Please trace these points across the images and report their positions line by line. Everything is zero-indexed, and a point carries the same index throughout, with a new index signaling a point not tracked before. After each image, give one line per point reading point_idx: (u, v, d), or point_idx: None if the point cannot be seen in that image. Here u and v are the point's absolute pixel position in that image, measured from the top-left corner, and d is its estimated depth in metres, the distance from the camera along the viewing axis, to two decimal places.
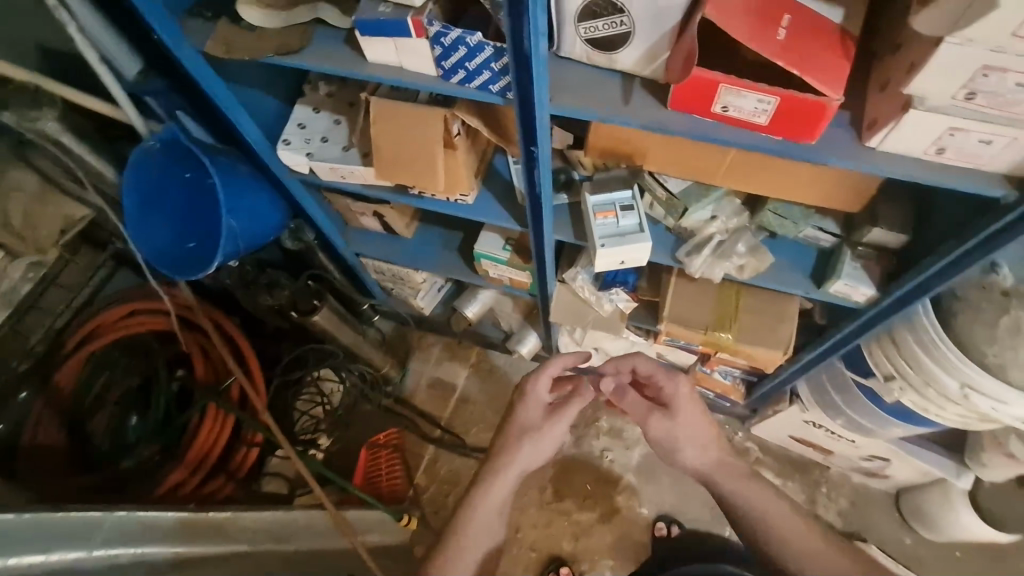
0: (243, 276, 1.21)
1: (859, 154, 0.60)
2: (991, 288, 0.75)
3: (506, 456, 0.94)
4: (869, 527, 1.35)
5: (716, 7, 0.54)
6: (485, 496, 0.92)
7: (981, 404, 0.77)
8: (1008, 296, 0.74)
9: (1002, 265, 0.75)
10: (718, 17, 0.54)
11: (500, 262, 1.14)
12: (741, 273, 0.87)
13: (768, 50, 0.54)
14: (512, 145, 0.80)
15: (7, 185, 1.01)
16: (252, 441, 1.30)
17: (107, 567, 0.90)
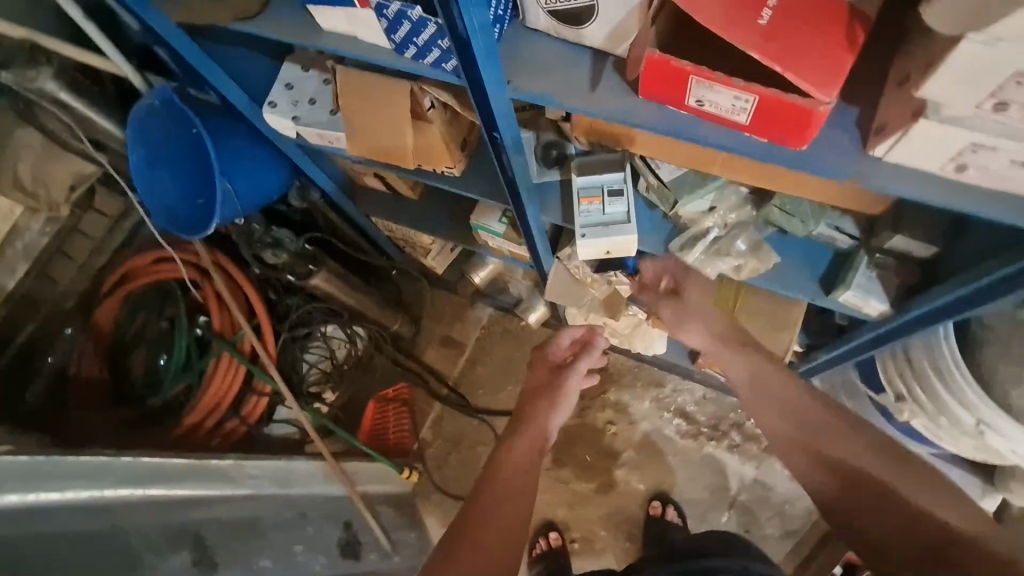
0: (249, 234, 1.23)
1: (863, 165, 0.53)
2: None
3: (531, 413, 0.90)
4: None
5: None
6: (515, 449, 0.82)
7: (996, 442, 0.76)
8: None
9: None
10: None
11: (497, 234, 1.08)
12: (737, 272, 0.79)
13: (743, 40, 0.44)
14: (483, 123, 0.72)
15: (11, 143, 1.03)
16: (261, 391, 1.37)
17: (116, 505, 0.99)
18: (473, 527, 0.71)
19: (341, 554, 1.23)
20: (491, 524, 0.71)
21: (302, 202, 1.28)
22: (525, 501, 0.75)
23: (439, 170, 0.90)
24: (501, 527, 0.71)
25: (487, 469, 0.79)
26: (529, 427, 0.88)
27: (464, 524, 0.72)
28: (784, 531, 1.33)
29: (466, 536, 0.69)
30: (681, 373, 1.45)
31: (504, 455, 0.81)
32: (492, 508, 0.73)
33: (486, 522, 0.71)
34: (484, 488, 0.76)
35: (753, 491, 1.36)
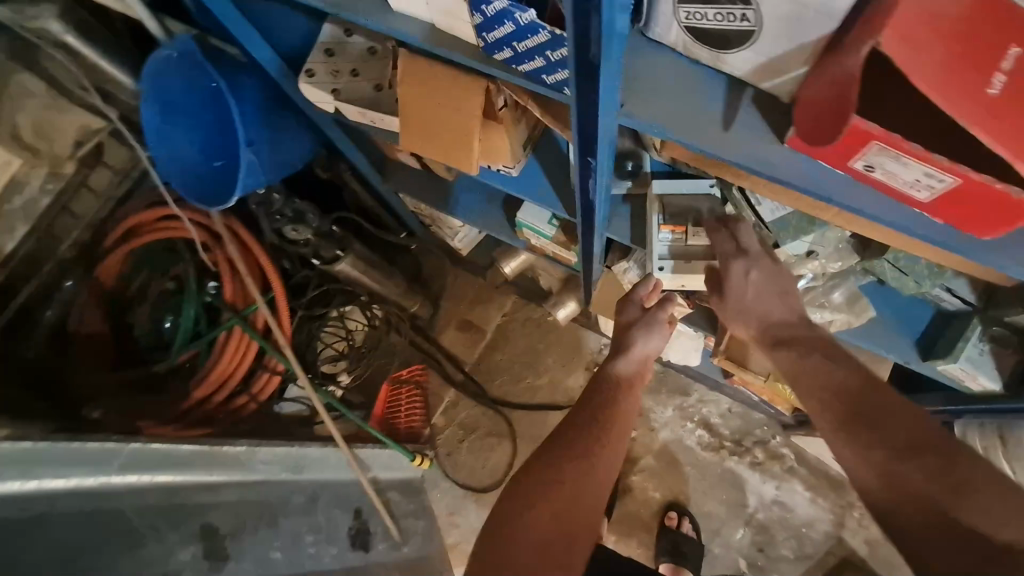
0: (267, 205, 1.12)
1: None
2: None
3: (611, 390, 0.80)
4: (888, 562, 1.28)
5: (897, 32, 0.34)
6: (594, 404, 0.79)
7: None
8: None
9: None
10: (903, 59, 0.34)
11: (544, 236, 0.99)
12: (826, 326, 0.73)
13: (975, 120, 0.35)
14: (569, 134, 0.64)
15: (13, 90, 0.97)
16: (274, 368, 1.30)
17: (125, 492, 0.93)
18: (539, 490, 0.68)
19: (351, 544, 1.19)
20: (566, 488, 0.68)
21: (327, 173, 1.20)
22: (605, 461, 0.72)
23: (496, 167, 0.80)
24: (574, 497, 0.68)
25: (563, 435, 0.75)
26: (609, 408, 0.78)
27: (532, 483, 0.69)
28: (798, 555, 1.31)
29: (536, 483, 0.69)
30: (709, 383, 1.40)
31: (594, 432, 0.75)
32: (564, 472, 0.70)
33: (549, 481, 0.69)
34: (566, 459, 0.71)
35: (770, 511, 1.34)
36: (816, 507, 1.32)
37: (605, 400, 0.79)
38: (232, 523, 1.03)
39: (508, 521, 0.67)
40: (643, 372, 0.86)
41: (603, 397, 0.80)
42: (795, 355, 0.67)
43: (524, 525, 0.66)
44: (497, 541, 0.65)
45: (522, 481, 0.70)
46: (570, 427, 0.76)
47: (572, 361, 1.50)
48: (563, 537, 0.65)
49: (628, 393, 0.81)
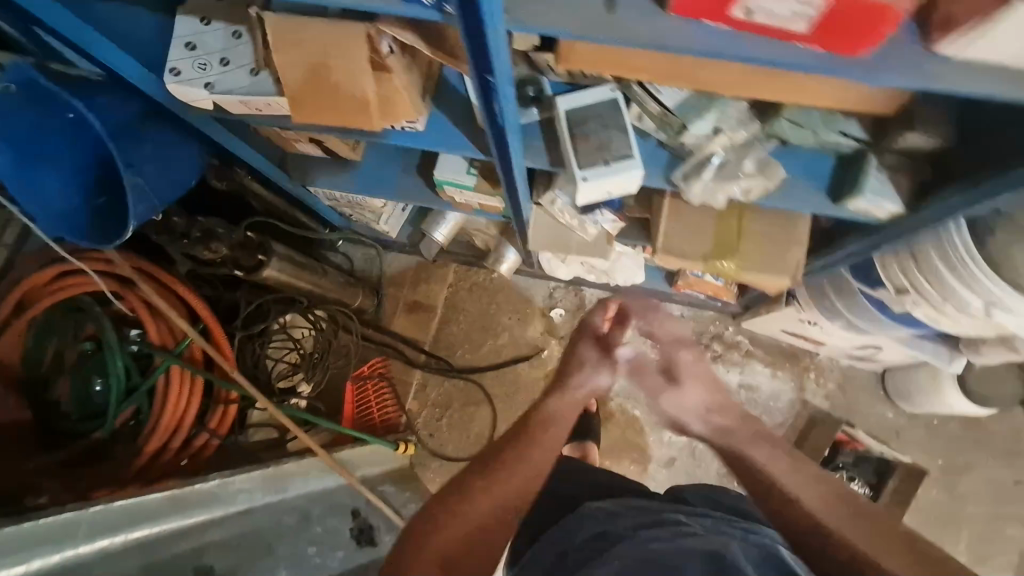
0: (172, 230, 1.06)
1: (931, 71, 0.49)
2: None
3: (536, 424, 0.93)
4: (853, 409, 1.38)
5: None
6: (528, 434, 0.92)
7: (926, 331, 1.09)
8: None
9: None
10: None
11: (466, 188, 0.99)
12: (747, 196, 0.74)
13: None
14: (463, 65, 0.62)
15: None
16: (226, 398, 1.22)
17: (97, 558, 0.88)
18: (463, 497, 0.82)
19: (358, 543, 1.18)
20: (488, 494, 0.82)
21: (227, 183, 1.12)
22: (531, 477, 0.86)
23: (398, 125, 0.79)
24: (493, 499, 0.82)
25: (496, 454, 0.89)
26: (542, 436, 0.91)
27: (453, 497, 0.82)
28: (773, 426, 1.39)
29: (466, 492, 0.82)
30: (657, 297, 1.47)
31: (521, 445, 0.90)
32: (483, 490, 0.83)
33: (478, 489, 0.82)
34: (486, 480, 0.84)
35: (739, 394, 1.42)
36: (777, 379, 1.42)
37: (532, 427, 0.93)
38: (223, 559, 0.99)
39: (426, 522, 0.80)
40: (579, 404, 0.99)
41: (539, 424, 0.94)
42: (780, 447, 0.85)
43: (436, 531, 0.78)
44: (414, 550, 0.76)
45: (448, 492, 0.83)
46: (500, 443, 0.91)
47: (526, 311, 1.52)
48: (480, 537, 0.78)
49: (557, 424, 0.94)
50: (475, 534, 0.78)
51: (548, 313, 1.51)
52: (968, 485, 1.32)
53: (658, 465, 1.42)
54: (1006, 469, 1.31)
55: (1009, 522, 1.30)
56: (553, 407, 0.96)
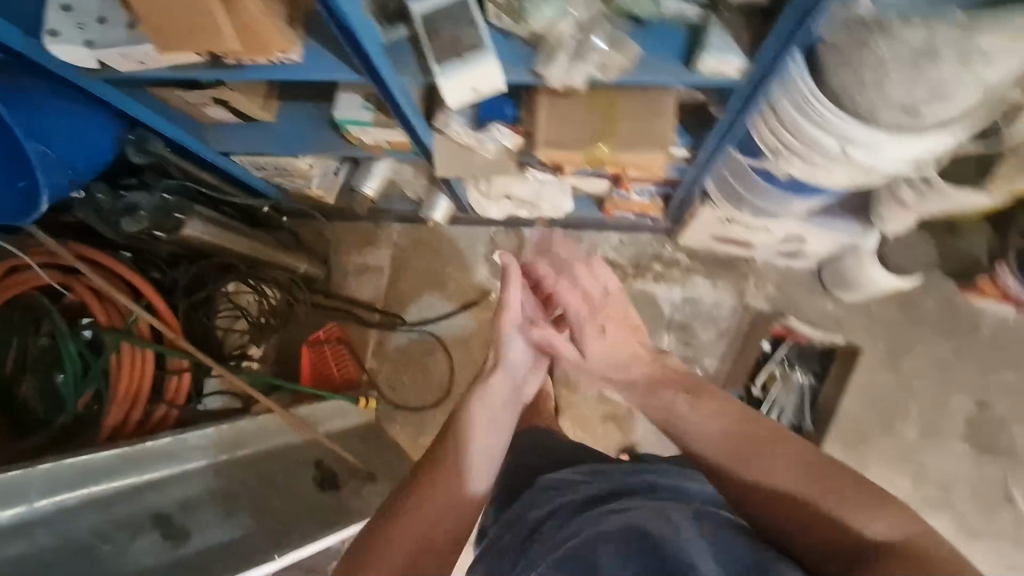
0: (94, 206, 1.09)
1: None
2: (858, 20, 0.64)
3: (464, 425, 0.94)
4: (794, 306, 1.41)
5: None
6: (461, 437, 0.92)
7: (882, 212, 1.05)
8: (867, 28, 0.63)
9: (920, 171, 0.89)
10: None
11: (367, 125, 1.02)
12: (606, 73, 0.77)
13: None
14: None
15: None
16: (178, 367, 1.26)
17: (54, 514, 0.94)
18: (402, 511, 0.80)
19: (320, 488, 1.21)
20: (427, 507, 0.81)
21: (145, 157, 1.14)
22: (468, 480, 0.86)
23: (273, 58, 0.83)
24: (434, 510, 0.81)
25: (430, 461, 0.88)
26: (472, 438, 0.92)
27: (398, 506, 0.81)
28: (719, 334, 1.42)
29: (403, 506, 0.81)
30: (593, 226, 1.50)
31: (455, 450, 0.90)
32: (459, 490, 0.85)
33: (414, 501, 0.81)
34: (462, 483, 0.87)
35: (683, 309, 1.45)
36: (718, 289, 1.45)
37: (463, 430, 0.93)
38: (182, 506, 1.06)
39: (401, 517, 0.81)
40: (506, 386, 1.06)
41: (470, 426, 0.94)
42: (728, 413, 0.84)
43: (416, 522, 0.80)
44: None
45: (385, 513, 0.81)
46: (435, 451, 0.91)
47: (470, 259, 1.55)
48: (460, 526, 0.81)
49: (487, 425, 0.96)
50: (456, 528, 0.80)
51: (491, 257, 1.54)
52: (912, 363, 1.35)
53: None
54: (946, 343, 1.35)
55: (955, 393, 1.33)
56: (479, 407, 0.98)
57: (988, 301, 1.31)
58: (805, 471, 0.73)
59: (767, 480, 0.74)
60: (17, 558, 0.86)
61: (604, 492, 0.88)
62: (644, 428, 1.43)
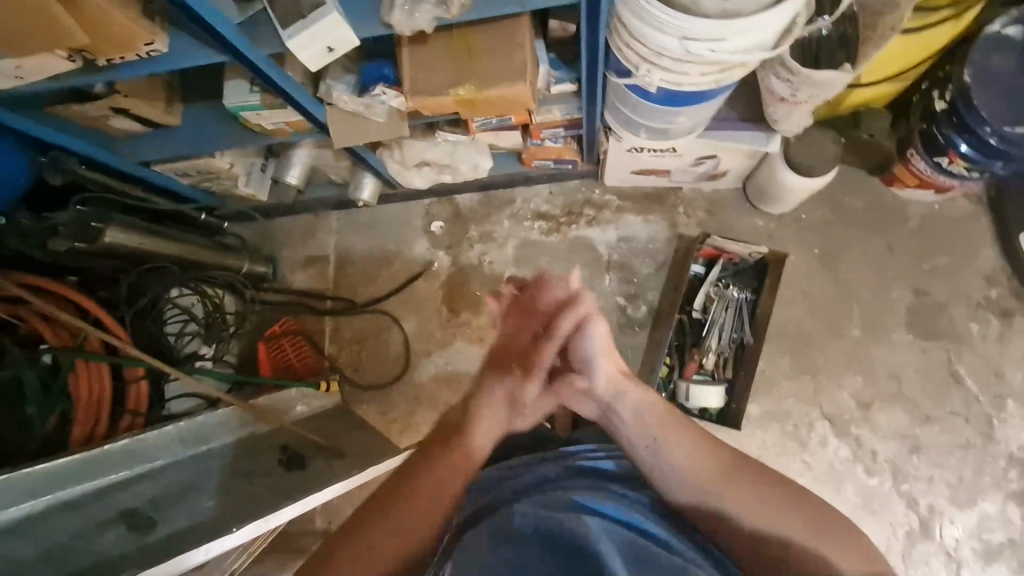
0: (18, 230, 1.13)
1: None
2: None
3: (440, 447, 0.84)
4: (726, 226, 1.42)
5: None
6: (433, 462, 0.82)
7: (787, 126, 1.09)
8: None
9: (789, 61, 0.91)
10: None
11: (258, 108, 1.05)
12: (449, 10, 0.79)
13: None
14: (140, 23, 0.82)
15: None
16: (136, 375, 1.30)
17: (27, 519, 0.99)
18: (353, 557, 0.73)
19: (288, 468, 1.22)
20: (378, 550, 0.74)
21: (62, 176, 1.18)
22: (429, 516, 0.77)
23: (141, 51, 0.86)
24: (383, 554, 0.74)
25: (387, 489, 0.80)
26: (442, 462, 0.83)
27: (350, 542, 0.75)
28: (656, 266, 1.44)
29: (354, 545, 0.74)
30: (521, 182, 1.53)
31: (423, 483, 0.80)
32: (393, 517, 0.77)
33: (366, 539, 0.75)
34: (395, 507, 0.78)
35: (621, 248, 1.47)
36: (650, 223, 1.46)
37: (434, 460, 0.83)
38: (150, 499, 1.08)
39: (328, 559, 0.73)
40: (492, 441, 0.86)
41: (439, 460, 0.82)
42: (687, 439, 0.85)
43: (343, 564, 0.73)
44: None
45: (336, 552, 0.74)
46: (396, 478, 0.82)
47: (410, 234, 1.58)
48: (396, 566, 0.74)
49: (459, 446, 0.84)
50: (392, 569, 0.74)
51: (429, 228, 1.57)
52: (847, 263, 1.37)
53: None
54: (875, 238, 1.37)
55: (893, 285, 1.36)
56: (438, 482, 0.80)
57: (909, 189, 1.34)
58: (781, 502, 0.79)
59: (739, 500, 0.79)
60: None
61: (531, 479, 0.84)
62: None
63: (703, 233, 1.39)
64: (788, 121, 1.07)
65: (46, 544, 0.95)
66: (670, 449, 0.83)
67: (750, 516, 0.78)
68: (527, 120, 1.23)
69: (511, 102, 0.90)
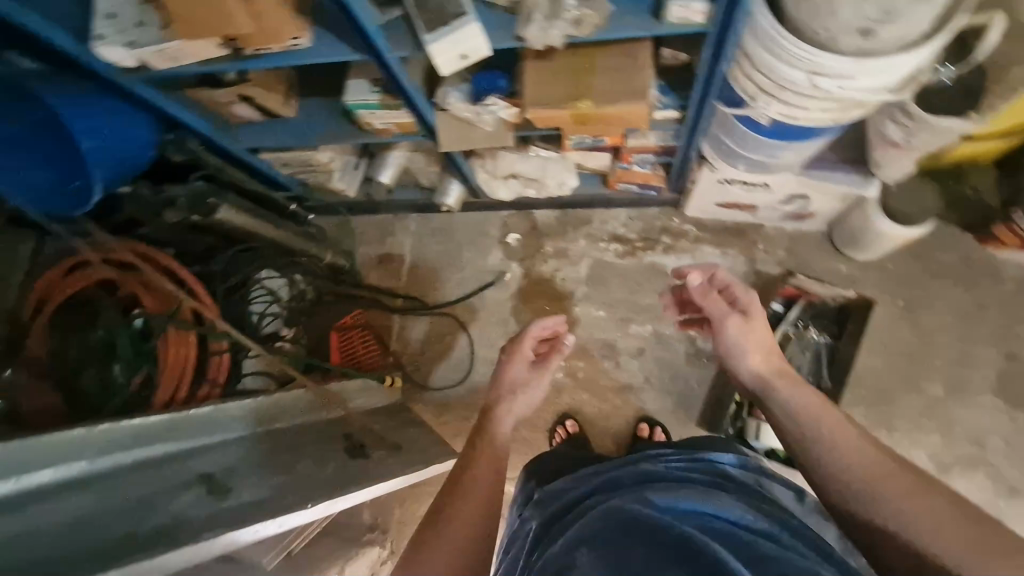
0: (140, 200, 1.21)
1: None
2: None
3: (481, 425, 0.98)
4: (807, 268, 1.40)
5: None
6: (484, 442, 0.95)
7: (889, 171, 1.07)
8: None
9: (911, 106, 0.90)
10: None
11: (374, 107, 1.11)
12: (580, 29, 0.83)
13: None
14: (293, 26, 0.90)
15: None
16: (219, 348, 1.37)
17: (109, 472, 1.02)
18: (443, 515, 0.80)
19: (350, 455, 1.25)
20: (466, 510, 0.81)
21: (183, 154, 1.25)
22: (498, 481, 0.87)
23: (285, 45, 0.93)
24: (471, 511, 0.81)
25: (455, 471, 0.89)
26: (492, 440, 0.95)
27: (444, 508, 0.82)
28: None
29: (446, 508, 0.82)
30: (601, 204, 1.55)
31: (475, 454, 0.92)
32: (453, 517, 0.80)
33: (454, 501, 0.83)
34: (453, 507, 0.81)
35: None
36: (728, 257, 1.45)
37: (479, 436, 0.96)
38: (225, 467, 1.12)
39: (429, 529, 0.79)
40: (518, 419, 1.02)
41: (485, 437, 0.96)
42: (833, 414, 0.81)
43: (447, 527, 0.79)
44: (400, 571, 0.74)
45: (433, 518, 0.81)
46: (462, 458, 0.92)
47: (485, 242, 1.62)
48: (482, 533, 0.79)
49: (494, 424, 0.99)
50: (482, 524, 0.80)
51: (505, 240, 1.60)
52: (934, 318, 1.33)
53: (628, 357, 1.48)
54: (966, 295, 1.33)
55: (983, 346, 1.31)
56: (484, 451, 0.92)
57: (1010, 250, 1.29)
58: (925, 487, 0.69)
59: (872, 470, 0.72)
60: (86, 508, 0.92)
61: (612, 483, 0.85)
62: (661, 396, 1.46)
63: (787, 272, 1.39)
64: (889, 166, 1.06)
65: (131, 495, 0.98)
66: (833, 438, 0.77)
67: (932, 521, 0.65)
68: (620, 143, 1.25)
69: (627, 117, 0.92)
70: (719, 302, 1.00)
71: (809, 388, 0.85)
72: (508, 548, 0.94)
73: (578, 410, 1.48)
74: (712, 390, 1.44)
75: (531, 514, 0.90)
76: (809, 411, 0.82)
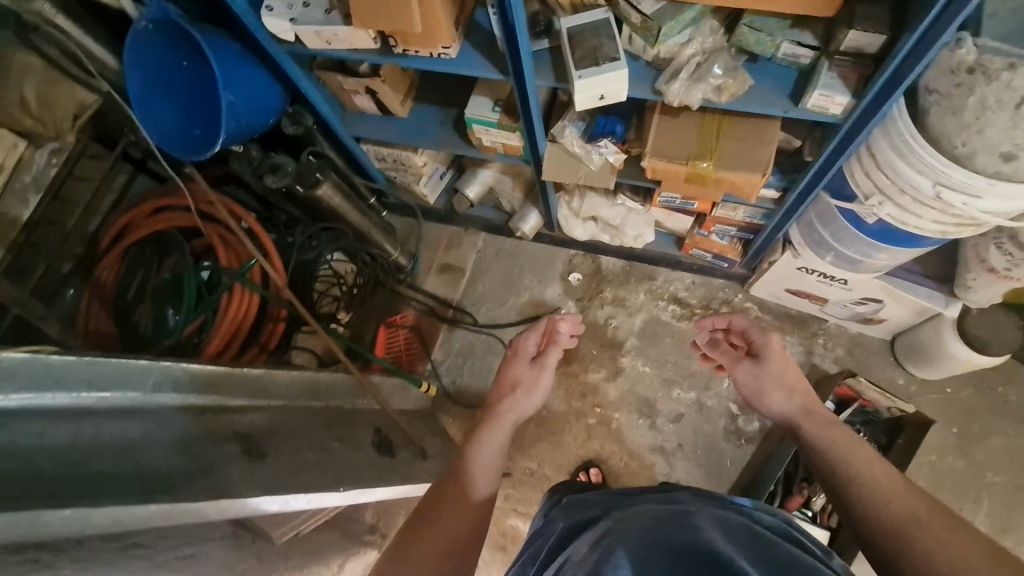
0: (248, 160, 1.26)
1: None
2: (957, 66, 0.74)
3: (483, 422, 0.99)
4: (865, 373, 1.39)
5: None
6: (481, 447, 0.93)
7: (977, 296, 1.07)
8: (971, 72, 0.73)
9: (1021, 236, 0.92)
10: None
11: (492, 125, 1.16)
12: (719, 96, 0.87)
13: None
14: (443, 38, 0.95)
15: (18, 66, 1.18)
16: (277, 316, 1.40)
17: (154, 408, 0.94)
18: (428, 511, 0.81)
19: (378, 449, 1.24)
20: (447, 514, 0.80)
21: (296, 128, 1.29)
22: (484, 479, 0.87)
23: (436, 51, 0.99)
24: (453, 517, 0.80)
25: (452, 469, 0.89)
26: (487, 439, 0.95)
27: (434, 511, 0.81)
28: None
29: (444, 510, 0.81)
30: (669, 264, 1.57)
31: (471, 450, 0.92)
32: (442, 521, 0.79)
33: (454, 510, 0.81)
34: (440, 511, 0.81)
35: None
36: (786, 344, 1.45)
37: (486, 436, 0.96)
38: (265, 427, 1.09)
39: (417, 530, 0.78)
40: (523, 408, 1.04)
41: (485, 434, 0.96)
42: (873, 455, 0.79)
43: (431, 528, 0.78)
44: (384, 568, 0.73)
45: (416, 526, 0.79)
46: (463, 455, 0.92)
47: (547, 275, 1.64)
48: (464, 533, 0.78)
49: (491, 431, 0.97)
50: (473, 537, 0.78)
51: (567, 277, 1.63)
52: (987, 454, 1.30)
53: (666, 420, 1.47)
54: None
55: None
56: (476, 451, 0.92)
57: None
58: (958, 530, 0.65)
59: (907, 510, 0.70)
60: (143, 438, 0.86)
61: (637, 505, 0.71)
62: (691, 465, 1.43)
63: (845, 370, 1.38)
64: (979, 292, 1.06)
65: (171, 434, 0.91)
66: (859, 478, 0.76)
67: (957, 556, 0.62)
68: (708, 210, 1.29)
69: (742, 186, 0.95)
70: (733, 350, 1.07)
71: (842, 425, 0.86)
72: (529, 546, 0.82)
73: (605, 461, 1.46)
74: (745, 473, 1.41)
75: (557, 516, 0.80)
76: (852, 446, 0.81)
